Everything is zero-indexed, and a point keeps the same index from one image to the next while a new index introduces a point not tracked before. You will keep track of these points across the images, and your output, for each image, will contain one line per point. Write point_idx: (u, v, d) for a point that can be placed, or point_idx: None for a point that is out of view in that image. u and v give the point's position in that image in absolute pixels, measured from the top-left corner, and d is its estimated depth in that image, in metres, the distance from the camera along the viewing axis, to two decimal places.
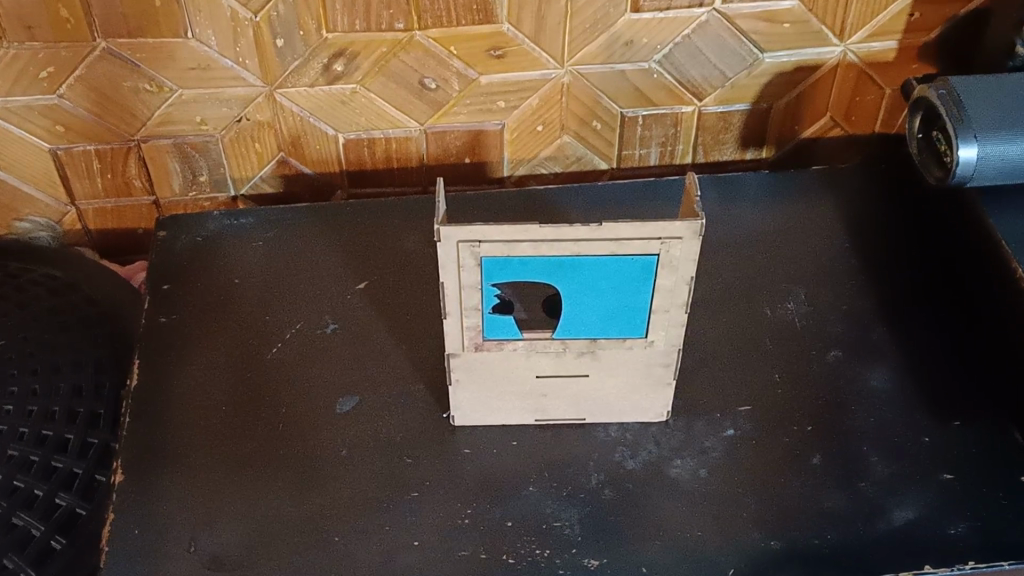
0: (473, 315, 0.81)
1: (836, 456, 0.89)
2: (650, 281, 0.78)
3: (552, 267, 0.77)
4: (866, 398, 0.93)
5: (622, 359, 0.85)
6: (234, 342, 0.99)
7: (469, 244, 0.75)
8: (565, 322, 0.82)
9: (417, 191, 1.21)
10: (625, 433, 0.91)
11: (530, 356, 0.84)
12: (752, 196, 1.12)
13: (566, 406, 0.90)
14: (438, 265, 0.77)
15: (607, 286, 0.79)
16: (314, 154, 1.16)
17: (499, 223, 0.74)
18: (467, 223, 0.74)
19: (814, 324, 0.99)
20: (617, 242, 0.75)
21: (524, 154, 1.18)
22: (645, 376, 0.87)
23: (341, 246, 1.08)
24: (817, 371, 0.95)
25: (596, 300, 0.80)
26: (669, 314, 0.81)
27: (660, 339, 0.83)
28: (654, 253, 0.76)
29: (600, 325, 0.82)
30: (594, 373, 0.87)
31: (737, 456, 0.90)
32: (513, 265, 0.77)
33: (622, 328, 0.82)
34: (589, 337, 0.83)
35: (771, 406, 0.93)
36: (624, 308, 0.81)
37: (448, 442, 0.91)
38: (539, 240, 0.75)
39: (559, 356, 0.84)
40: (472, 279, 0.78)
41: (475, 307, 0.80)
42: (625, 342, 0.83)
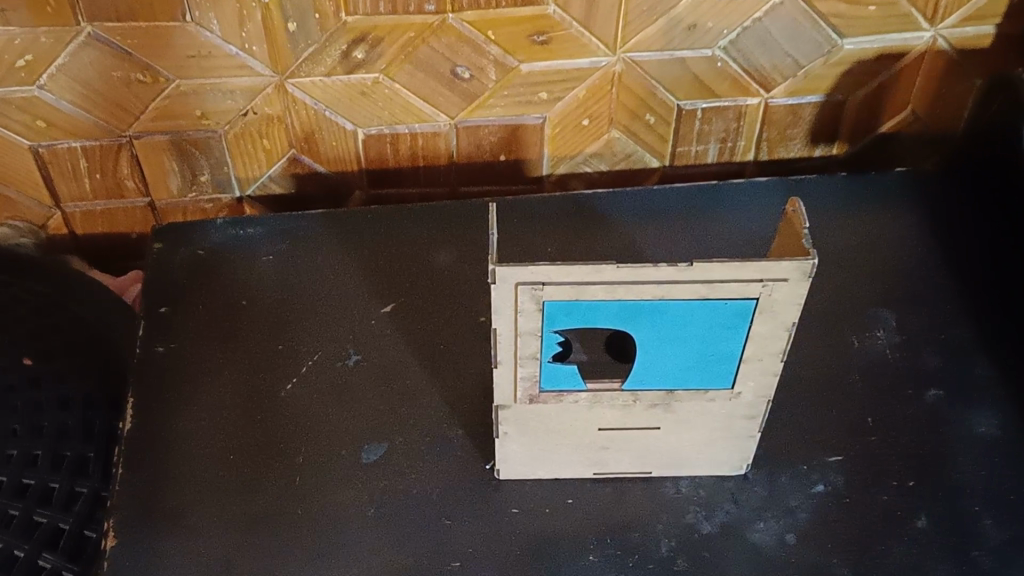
0: (530, 365, 0.68)
1: (944, 518, 0.77)
2: (744, 328, 0.65)
3: (628, 312, 0.64)
4: (974, 447, 0.81)
5: (701, 412, 0.72)
6: (243, 377, 0.86)
7: (531, 286, 0.62)
8: (638, 372, 0.69)
9: (445, 192, 1.08)
10: (697, 490, 0.79)
11: (593, 408, 0.72)
12: (828, 202, 0.98)
13: (630, 459, 0.77)
14: (491, 309, 0.64)
15: (691, 334, 0.66)
16: (329, 151, 1.03)
17: (568, 263, 0.61)
18: (528, 263, 0.61)
19: (909, 356, 0.86)
20: (709, 284, 0.62)
21: (567, 151, 1.05)
22: (725, 427, 0.75)
23: (363, 263, 0.95)
24: (915, 413, 0.83)
25: (678, 349, 0.67)
26: (761, 364, 0.68)
27: (749, 391, 0.71)
28: (752, 296, 0.63)
29: (678, 375, 0.69)
30: (666, 425, 0.74)
31: (829, 518, 0.77)
32: (582, 309, 0.64)
33: (704, 379, 0.70)
34: (665, 388, 0.70)
35: (865, 456, 0.80)
36: (709, 358, 0.68)
37: (492, 499, 0.78)
38: (615, 282, 0.62)
39: (628, 408, 0.72)
40: (531, 325, 0.65)
41: (533, 356, 0.67)
42: (707, 393, 0.71)
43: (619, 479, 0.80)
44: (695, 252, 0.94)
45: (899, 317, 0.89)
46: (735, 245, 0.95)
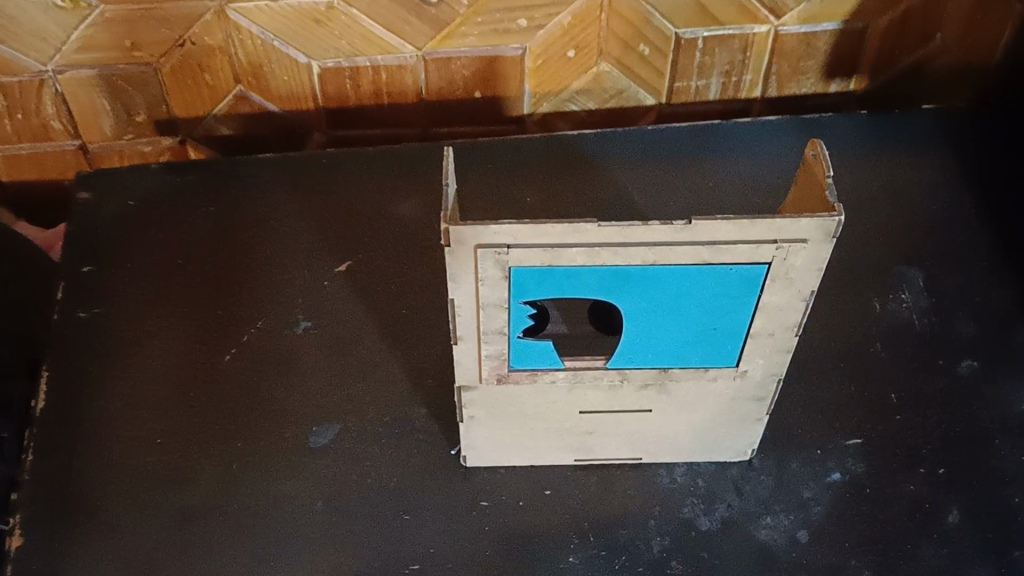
0: (498, 341, 0.57)
1: (980, 511, 0.66)
2: (753, 298, 0.54)
3: (613, 280, 0.53)
4: (1013, 429, 0.70)
5: (700, 392, 0.62)
6: (176, 348, 0.75)
7: (493, 250, 0.51)
8: (625, 349, 0.58)
9: (414, 133, 0.96)
10: (695, 479, 0.68)
11: (572, 389, 0.61)
12: (846, 145, 0.87)
13: (617, 443, 0.67)
14: (447, 276, 0.52)
15: (690, 306, 0.55)
16: (282, 88, 0.91)
17: (539, 222, 0.49)
18: (489, 222, 0.50)
19: (939, 322, 0.75)
20: (713, 247, 0.51)
21: (551, 86, 0.93)
22: (728, 410, 0.64)
23: (316, 214, 0.84)
24: (945, 388, 0.72)
25: (674, 323, 0.56)
26: (773, 339, 0.57)
27: (757, 369, 0.60)
28: (765, 261, 0.52)
29: (674, 352, 0.58)
30: (660, 408, 0.63)
31: (846, 512, 0.67)
32: (558, 277, 0.53)
33: (704, 357, 0.59)
34: (658, 367, 0.59)
35: (888, 439, 0.70)
36: (712, 332, 0.57)
37: (458, 490, 0.68)
38: (597, 244, 0.51)
39: (614, 388, 0.61)
40: (497, 295, 0.53)
41: (500, 332, 0.56)
42: (707, 372, 0.60)
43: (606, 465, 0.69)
44: (689, 205, 0.82)
45: (928, 276, 0.78)
46: (740, 194, 0.83)
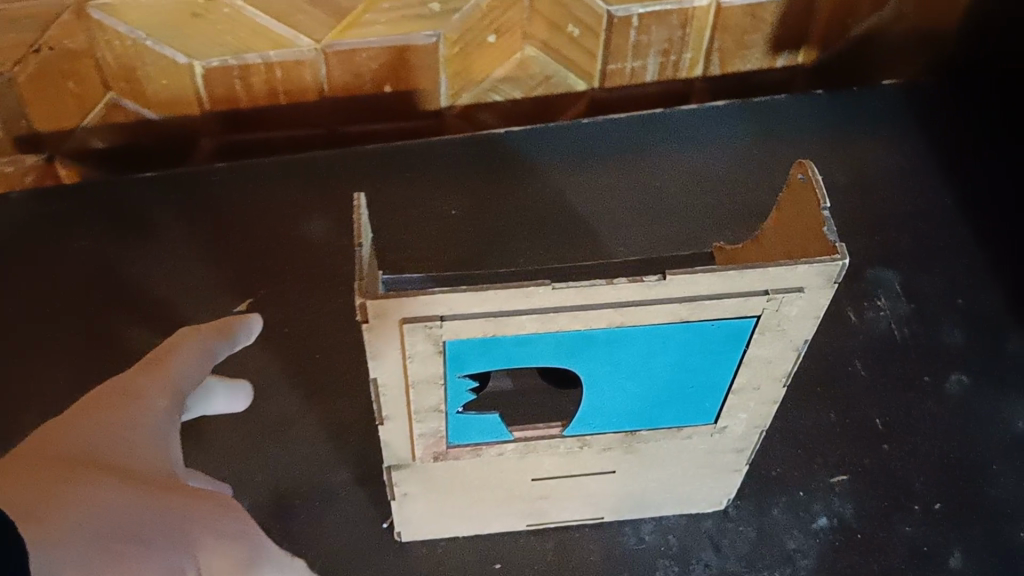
0: (433, 418, 0.47)
1: (985, 552, 0.59)
2: (738, 352, 0.45)
3: (571, 345, 0.43)
4: (1011, 452, 0.63)
5: (671, 450, 0.53)
6: (51, 416, 0.64)
7: (423, 325, 0.41)
8: (585, 416, 0.48)
9: (320, 135, 0.85)
10: (665, 537, 0.59)
11: (522, 458, 0.51)
12: (803, 131, 0.79)
13: (576, 505, 0.58)
14: (368, 354, 0.42)
15: (663, 368, 0.45)
16: (161, 92, 0.79)
17: (479, 288, 0.39)
18: (416, 293, 0.39)
19: (923, 331, 0.68)
20: (691, 303, 0.42)
21: (470, 76, 0.82)
22: (704, 466, 0.55)
23: (212, 244, 0.73)
24: (935, 408, 0.64)
25: (644, 385, 0.47)
26: (759, 391, 0.48)
27: (740, 423, 0.51)
28: (752, 312, 0.43)
29: (643, 415, 0.49)
30: (626, 469, 0.54)
31: (838, 564, 0.58)
32: (504, 345, 0.43)
33: (679, 416, 0.50)
34: (623, 430, 0.50)
35: (876, 472, 0.62)
36: (690, 391, 0.47)
37: (392, 571, 0.58)
38: (552, 308, 0.41)
39: (571, 454, 0.52)
40: (429, 371, 0.43)
41: (434, 408, 0.46)
42: (680, 431, 0.51)
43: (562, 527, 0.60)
44: (642, 215, 0.73)
45: (906, 281, 0.71)
46: (693, 195, 0.75)
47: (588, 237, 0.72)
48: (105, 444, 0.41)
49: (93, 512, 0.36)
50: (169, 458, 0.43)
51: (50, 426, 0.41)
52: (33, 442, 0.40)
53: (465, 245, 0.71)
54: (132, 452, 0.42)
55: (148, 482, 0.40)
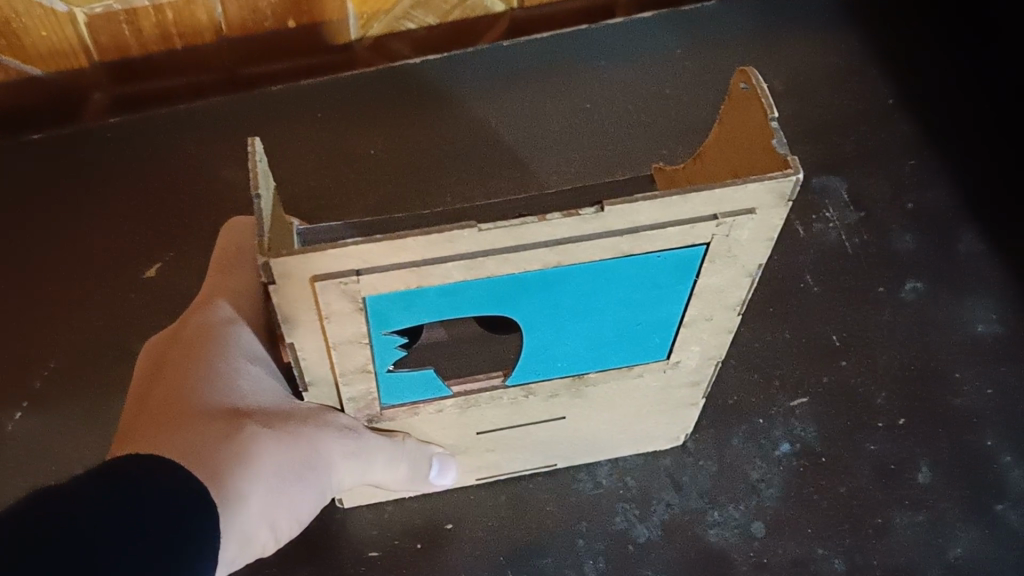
0: (360, 383, 0.43)
1: (952, 465, 0.56)
2: (687, 283, 0.42)
3: (504, 288, 0.39)
4: (972, 357, 0.60)
5: (622, 392, 0.49)
6: None
7: (338, 281, 0.36)
8: (527, 364, 0.45)
9: (222, 79, 0.80)
10: (623, 480, 0.56)
11: (460, 414, 0.47)
12: (735, 40, 0.75)
13: (526, 456, 0.54)
14: (280, 317, 0.38)
15: (606, 307, 0.41)
16: (43, 46, 0.72)
17: (394, 236, 0.35)
18: (324, 247, 0.35)
19: (874, 239, 0.65)
20: (635, 232, 0.38)
21: (379, 4, 0.77)
22: (660, 404, 0.52)
23: (116, 208, 0.68)
24: (891, 319, 0.62)
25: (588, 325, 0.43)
26: (713, 320, 0.45)
27: (693, 356, 0.48)
28: (704, 239, 0.39)
29: (590, 358, 0.45)
30: (577, 414, 0.51)
31: (805, 489, 0.55)
32: (431, 298, 0.39)
33: (630, 355, 0.46)
34: (569, 375, 0.46)
35: (837, 391, 0.59)
36: (637, 327, 0.44)
37: (336, 543, 0.54)
38: (479, 253, 0.37)
39: (512, 404, 0.48)
40: (349, 331, 0.39)
41: (359, 370, 0.42)
42: (631, 370, 0.47)
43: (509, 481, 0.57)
44: (571, 142, 0.69)
45: (852, 187, 0.68)
46: (628, 113, 0.71)
47: (519, 167, 0.68)
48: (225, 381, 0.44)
49: (249, 452, 0.41)
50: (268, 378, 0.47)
51: (167, 370, 0.44)
52: (160, 399, 0.43)
53: (388, 186, 0.67)
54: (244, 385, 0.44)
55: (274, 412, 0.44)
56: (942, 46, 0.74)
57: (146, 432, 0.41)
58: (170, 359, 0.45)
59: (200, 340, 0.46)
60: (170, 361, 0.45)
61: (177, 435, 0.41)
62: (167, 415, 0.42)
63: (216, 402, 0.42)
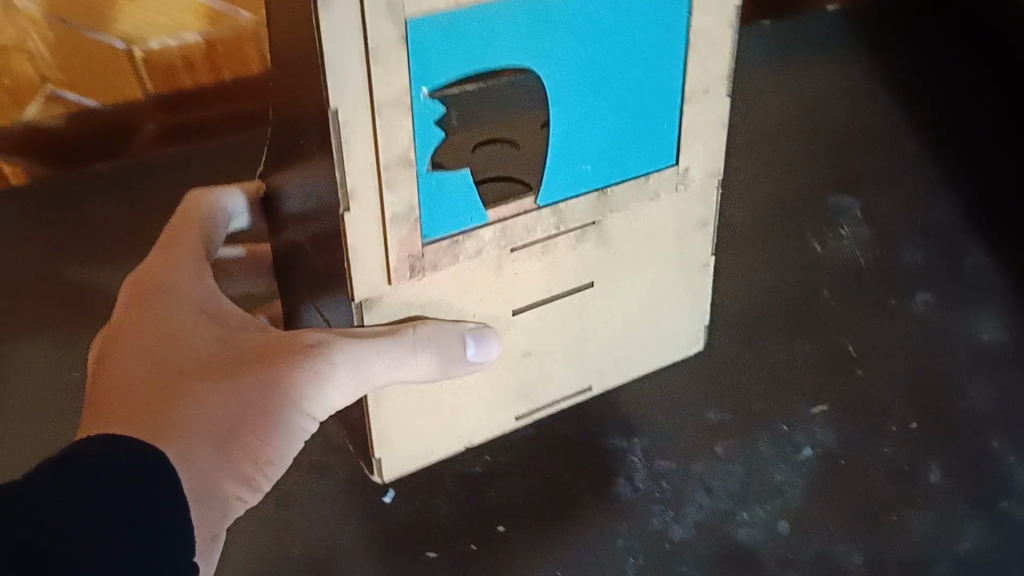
0: (408, 214, 0.42)
1: (961, 466, 0.61)
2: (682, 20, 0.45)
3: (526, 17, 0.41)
4: (979, 364, 0.65)
5: (653, 224, 0.51)
6: None
7: None
8: (559, 155, 0.45)
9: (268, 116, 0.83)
10: (658, 483, 0.61)
11: (518, 268, 0.47)
12: (751, 74, 0.82)
13: (577, 360, 0.52)
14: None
15: (623, 59, 0.44)
16: (106, 81, 0.77)
17: None
18: None
19: (885, 255, 0.70)
20: None
21: None
22: (683, 248, 0.53)
23: None
24: (902, 328, 0.67)
25: (605, 111, 0.45)
26: (708, 102, 0.48)
27: (704, 166, 0.50)
28: None
29: (614, 151, 0.47)
30: (617, 272, 0.51)
31: (824, 489, 0.60)
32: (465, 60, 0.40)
33: (647, 158, 0.48)
34: (594, 190, 0.47)
35: (854, 398, 0.64)
36: (648, 116, 0.47)
37: (397, 547, 0.58)
38: None
39: (548, 256, 0.48)
40: (396, 88, 0.39)
41: (407, 205, 0.42)
42: (649, 181, 0.49)
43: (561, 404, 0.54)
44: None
45: (865, 206, 0.73)
46: None
47: None
48: (169, 351, 0.45)
49: (194, 421, 0.43)
50: (215, 325, 0.47)
51: (111, 351, 0.46)
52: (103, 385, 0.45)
53: None
54: (186, 345, 0.46)
55: (221, 365, 0.45)
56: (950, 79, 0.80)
57: (95, 419, 0.44)
58: (114, 338, 0.47)
59: (141, 309, 0.47)
60: (122, 336, 0.46)
61: (120, 419, 0.43)
62: (110, 403, 0.44)
63: (157, 378, 0.44)
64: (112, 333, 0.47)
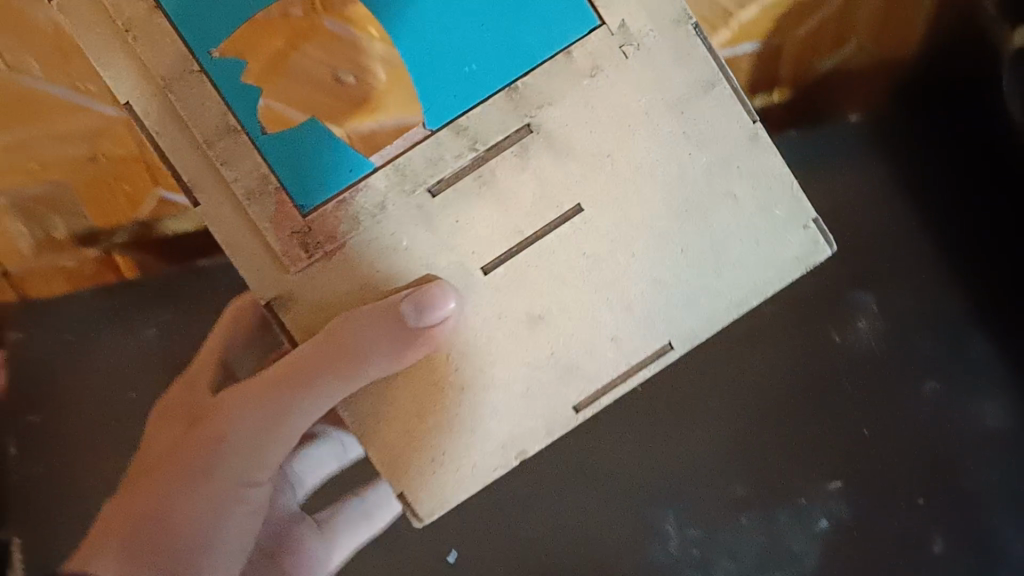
0: (265, 186, 0.40)
1: (961, 538, 0.71)
2: None
3: None
4: (980, 446, 0.74)
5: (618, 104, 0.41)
6: None
7: None
8: (431, 74, 0.40)
9: None
10: (691, 549, 0.71)
11: (450, 213, 0.41)
12: (785, 163, 0.85)
13: (606, 277, 0.42)
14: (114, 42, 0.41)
15: None
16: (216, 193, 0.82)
17: None
18: None
19: (899, 345, 0.77)
20: None
21: None
22: (673, 162, 0.42)
23: None
24: (912, 415, 0.74)
25: (486, 4, 0.40)
26: None
27: (639, 20, 0.41)
28: None
29: (506, 42, 0.40)
30: (594, 201, 0.42)
31: (838, 559, 0.71)
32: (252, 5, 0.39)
33: (545, 34, 0.41)
34: (501, 87, 0.41)
35: (867, 478, 0.73)
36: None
37: None
38: None
39: (488, 185, 0.41)
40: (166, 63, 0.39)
41: (261, 176, 0.40)
42: (572, 58, 0.41)
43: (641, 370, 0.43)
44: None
45: (882, 299, 0.79)
46: None
47: None
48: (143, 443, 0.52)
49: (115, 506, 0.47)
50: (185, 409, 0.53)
51: None
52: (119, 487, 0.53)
53: None
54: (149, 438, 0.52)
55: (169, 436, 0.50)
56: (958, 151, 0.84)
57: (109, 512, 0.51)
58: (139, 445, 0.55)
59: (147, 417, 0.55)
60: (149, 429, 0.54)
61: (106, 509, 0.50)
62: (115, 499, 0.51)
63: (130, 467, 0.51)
64: (149, 418, 0.53)
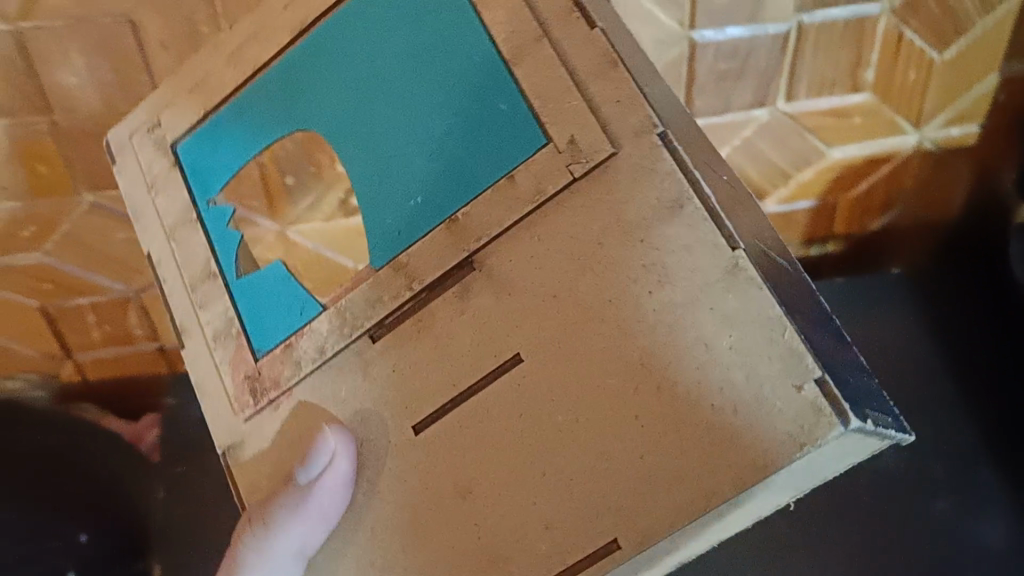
0: (230, 328, 0.56)
1: None
2: (437, 62, 0.49)
3: (275, 89, 0.55)
4: (983, 559, 0.83)
5: (570, 234, 0.45)
6: None
7: (148, 130, 0.61)
8: (373, 215, 0.51)
9: None
10: None
11: (384, 360, 0.50)
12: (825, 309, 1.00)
13: (603, 439, 0.43)
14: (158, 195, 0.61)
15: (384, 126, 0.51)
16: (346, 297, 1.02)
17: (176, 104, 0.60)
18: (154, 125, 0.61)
19: (916, 468, 0.89)
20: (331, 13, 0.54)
21: None
22: (636, 309, 0.43)
23: None
24: (924, 527, 0.85)
25: (422, 154, 0.49)
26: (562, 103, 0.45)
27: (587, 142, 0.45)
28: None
29: (438, 183, 0.48)
30: (563, 348, 0.45)
31: None
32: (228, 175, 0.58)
33: (484, 165, 0.47)
34: (445, 220, 0.48)
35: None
36: (477, 96, 0.47)
37: None
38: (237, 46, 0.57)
39: (425, 328, 0.49)
40: (179, 205, 0.59)
41: (226, 318, 0.56)
42: (515, 183, 0.46)
43: (611, 559, 0.43)
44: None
45: None
46: None
47: None
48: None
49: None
50: None
51: None
52: None
53: None
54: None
55: None
56: (982, 319, 0.98)
57: None
58: None
59: None
60: None
61: None
62: None
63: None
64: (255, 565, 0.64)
